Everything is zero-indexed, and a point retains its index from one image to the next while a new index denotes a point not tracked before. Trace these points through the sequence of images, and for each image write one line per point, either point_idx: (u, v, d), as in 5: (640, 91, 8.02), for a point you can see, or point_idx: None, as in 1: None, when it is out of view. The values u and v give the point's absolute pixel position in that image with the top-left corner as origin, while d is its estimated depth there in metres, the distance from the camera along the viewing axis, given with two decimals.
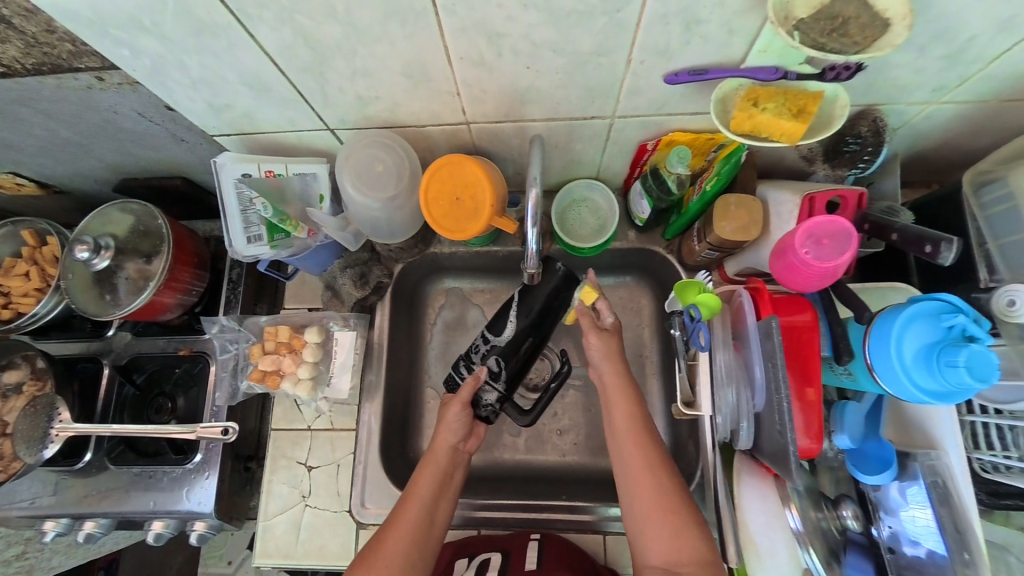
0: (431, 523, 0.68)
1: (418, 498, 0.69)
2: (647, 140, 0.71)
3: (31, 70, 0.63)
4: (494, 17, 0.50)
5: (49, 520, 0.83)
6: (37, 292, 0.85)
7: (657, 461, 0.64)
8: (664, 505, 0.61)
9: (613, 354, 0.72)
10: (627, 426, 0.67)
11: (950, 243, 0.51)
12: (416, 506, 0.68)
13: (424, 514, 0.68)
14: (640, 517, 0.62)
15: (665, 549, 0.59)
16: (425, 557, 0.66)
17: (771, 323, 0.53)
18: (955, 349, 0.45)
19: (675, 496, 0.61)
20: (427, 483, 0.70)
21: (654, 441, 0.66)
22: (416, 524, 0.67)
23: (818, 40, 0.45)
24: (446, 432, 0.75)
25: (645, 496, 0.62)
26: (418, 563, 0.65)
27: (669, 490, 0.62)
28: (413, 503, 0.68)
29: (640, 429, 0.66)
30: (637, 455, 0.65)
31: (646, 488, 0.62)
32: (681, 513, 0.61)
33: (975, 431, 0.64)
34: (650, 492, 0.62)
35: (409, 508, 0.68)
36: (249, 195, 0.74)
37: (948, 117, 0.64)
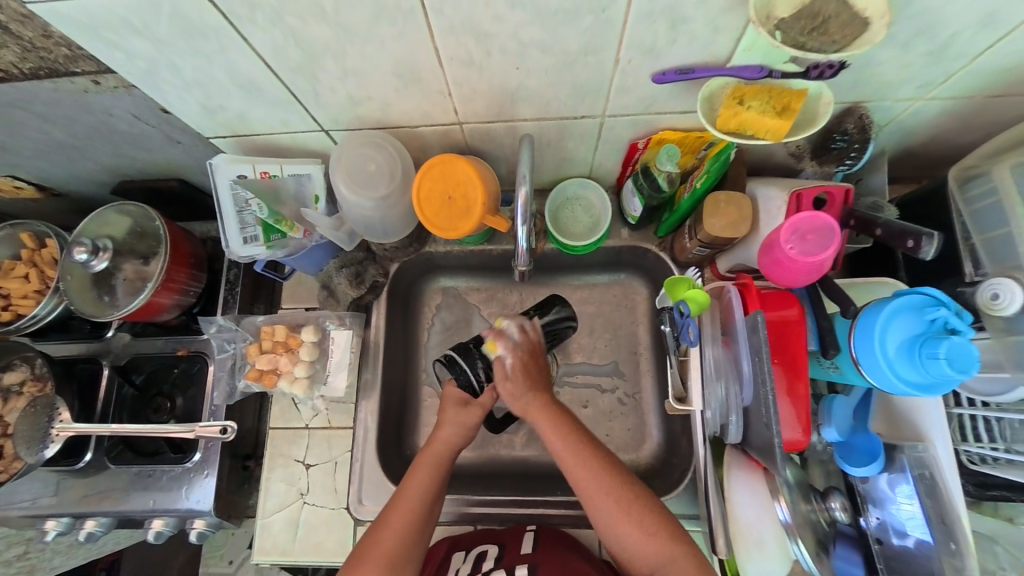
0: (425, 516, 0.69)
1: (412, 494, 0.69)
2: (638, 138, 0.72)
3: (28, 74, 0.64)
4: (482, 18, 0.51)
5: (50, 519, 0.84)
6: (37, 294, 0.86)
7: (606, 474, 0.64)
8: (626, 514, 0.62)
9: (526, 392, 0.71)
10: (565, 446, 0.66)
11: (931, 238, 0.52)
12: (410, 503, 0.68)
13: (419, 509, 0.68)
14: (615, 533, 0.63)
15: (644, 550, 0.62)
16: (416, 550, 0.68)
17: (756, 317, 0.54)
18: (937, 341, 0.46)
19: (633, 504, 0.63)
20: (423, 479, 0.70)
21: (593, 453, 0.66)
22: (410, 520, 0.67)
23: (798, 39, 0.46)
24: (447, 425, 0.73)
25: (602, 510, 0.63)
26: (407, 556, 0.66)
27: (628, 500, 0.63)
28: (408, 500, 0.69)
29: (576, 449, 0.66)
30: (583, 477, 0.64)
31: (603, 504, 0.63)
32: (647, 517, 0.62)
33: (963, 424, 0.64)
34: (609, 502, 0.63)
35: (404, 503, 0.68)
36: (245, 196, 0.74)
37: (934, 113, 0.64)
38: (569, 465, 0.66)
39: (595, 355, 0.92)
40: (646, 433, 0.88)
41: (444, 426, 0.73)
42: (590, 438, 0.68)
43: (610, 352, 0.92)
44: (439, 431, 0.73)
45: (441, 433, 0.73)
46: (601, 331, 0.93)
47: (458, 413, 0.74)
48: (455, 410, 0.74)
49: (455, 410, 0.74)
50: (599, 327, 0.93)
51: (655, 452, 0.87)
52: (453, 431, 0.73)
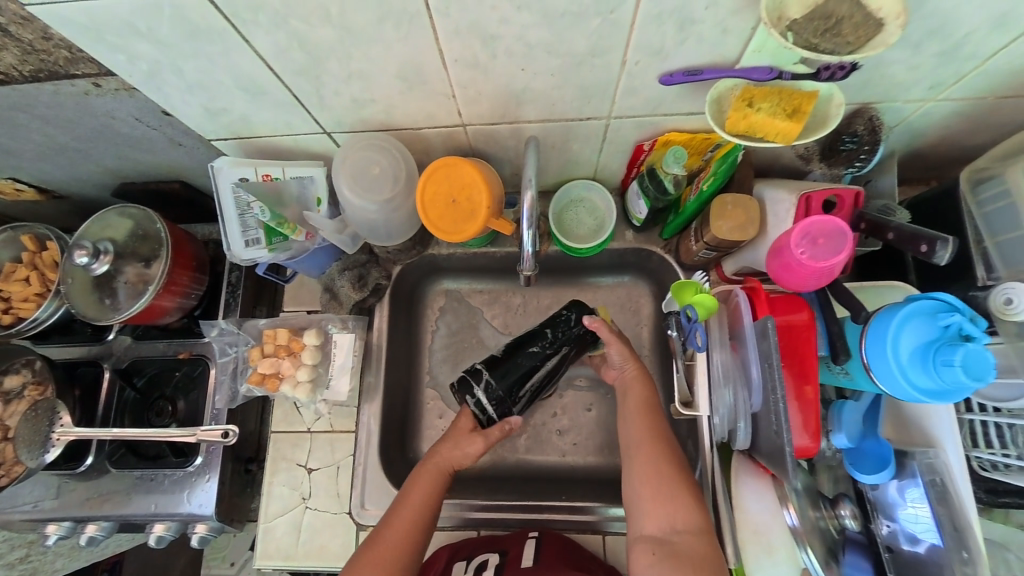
0: (419, 536, 0.68)
1: (411, 508, 0.69)
2: (644, 140, 0.71)
3: (28, 77, 0.63)
4: (488, 20, 0.50)
5: (51, 523, 0.84)
6: (38, 297, 0.85)
7: (659, 430, 0.67)
8: (659, 472, 0.63)
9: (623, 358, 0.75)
10: (641, 400, 0.71)
11: (946, 243, 0.51)
12: (408, 520, 0.68)
13: (415, 528, 0.68)
14: (642, 490, 0.63)
15: (666, 518, 0.60)
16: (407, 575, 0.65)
17: (766, 323, 0.53)
18: (952, 348, 0.46)
19: (672, 464, 0.64)
20: (423, 496, 0.70)
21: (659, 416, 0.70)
22: (406, 537, 0.67)
23: (811, 41, 0.45)
24: (451, 444, 0.74)
25: (642, 462, 0.65)
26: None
27: (667, 460, 0.64)
28: (405, 520, 0.68)
29: (648, 407, 0.70)
30: (641, 428, 0.68)
31: (644, 456, 0.65)
32: (677, 481, 0.62)
33: (974, 429, 0.63)
34: (647, 457, 0.65)
35: (401, 519, 0.68)
36: (246, 199, 0.74)
37: (944, 115, 0.64)
38: (634, 416, 0.70)
39: None
40: None
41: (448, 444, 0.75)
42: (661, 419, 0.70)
43: None
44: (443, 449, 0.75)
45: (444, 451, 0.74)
46: None
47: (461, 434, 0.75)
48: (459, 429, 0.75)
49: (459, 427, 0.75)
50: None
51: None
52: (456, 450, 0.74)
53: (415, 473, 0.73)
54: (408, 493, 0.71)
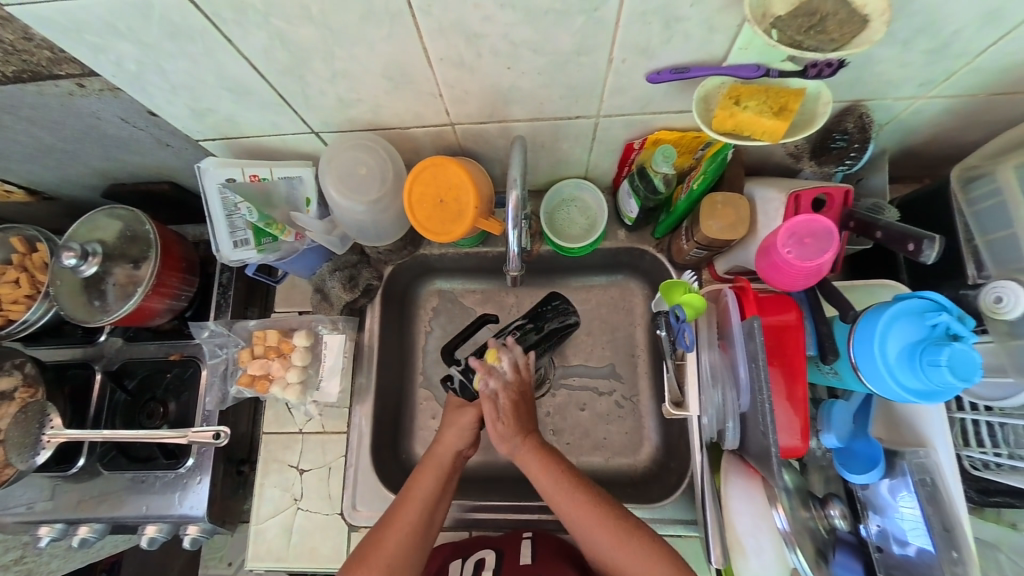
0: (428, 520, 0.68)
1: (417, 497, 0.69)
2: (633, 139, 0.71)
3: (12, 77, 0.63)
4: (472, 18, 0.50)
5: (43, 525, 0.84)
6: (27, 299, 0.85)
7: (591, 507, 0.64)
8: (625, 547, 0.62)
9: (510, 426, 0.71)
10: (554, 485, 0.66)
11: (933, 242, 0.51)
12: (415, 506, 0.68)
13: (422, 513, 0.68)
14: (615, 559, 0.62)
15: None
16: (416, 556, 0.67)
17: (753, 323, 0.53)
18: (938, 348, 0.45)
19: (631, 533, 0.63)
20: (429, 483, 0.70)
21: (582, 488, 0.66)
22: (414, 518, 0.67)
23: (795, 38, 0.45)
24: (449, 429, 0.75)
25: (602, 542, 0.63)
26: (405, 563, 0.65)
27: (627, 533, 0.63)
28: (410, 506, 0.68)
29: (569, 489, 0.66)
30: (575, 512, 0.65)
31: (599, 534, 0.63)
32: (643, 549, 0.62)
33: (965, 429, 0.63)
34: (607, 535, 0.63)
35: (408, 505, 0.68)
36: (234, 200, 0.73)
37: (936, 112, 0.63)
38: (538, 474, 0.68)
39: (592, 357, 0.91)
40: (644, 437, 0.87)
41: (447, 429, 0.75)
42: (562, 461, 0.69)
43: (608, 355, 0.91)
44: (444, 435, 0.75)
45: (445, 437, 0.74)
46: (598, 333, 0.92)
47: (460, 422, 0.75)
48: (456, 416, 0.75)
49: (457, 418, 0.75)
50: (596, 329, 0.92)
51: (653, 456, 0.86)
52: (454, 433, 0.74)
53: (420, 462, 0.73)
54: (413, 480, 0.71)
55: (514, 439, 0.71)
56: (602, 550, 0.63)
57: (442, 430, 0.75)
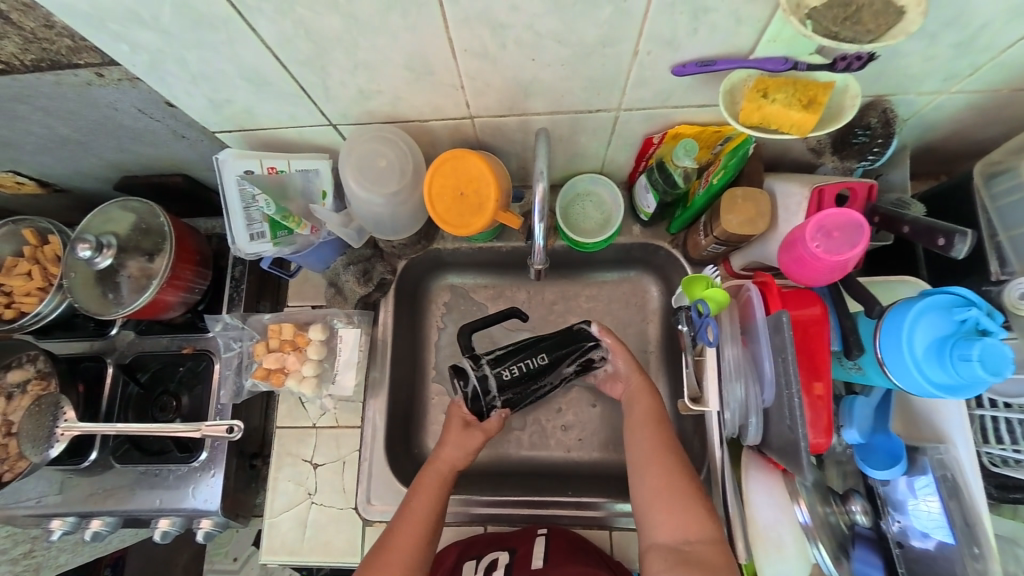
0: (429, 537, 0.68)
1: (417, 511, 0.69)
2: (653, 133, 0.70)
3: (29, 66, 0.62)
4: (499, 8, 0.49)
5: (55, 519, 0.83)
6: (40, 291, 0.85)
7: (662, 439, 0.67)
8: (672, 481, 0.62)
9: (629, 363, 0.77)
10: (645, 415, 0.71)
11: (964, 236, 0.50)
12: (416, 521, 0.68)
13: (422, 529, 0.67)
14: (658, 495, 0.62)
15: (677, 527, 0.59)
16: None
17: (780, 317, 0.52)
18: (968, 342, 0.45)
19: (683, 477, 0.63)
20: (428, 495, 0.70)
21: (664, 426, 0.69)
22: (412, 535, 0.67)
23: (830, 29, 0.44)
24: (448, 441, 0.74)
25: (652, 476, 0.64)
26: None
27: (678, 474, 0.63)
28: (410, 521, 0.68)
29: (655, 421, 0.70)
30: (645, 442, 0.68)
31: (656, 466, 0.64)
32: (689, 494, 0.61)
33: (984, 425, 0.63)
34: (659, 468, 0.64)
35: (409, 521, 0.68)
36: (251, 192, 0.74)
37: (958, 107, 0.63)
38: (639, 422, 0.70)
39: None
40: None
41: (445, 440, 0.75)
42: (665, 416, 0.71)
43: None
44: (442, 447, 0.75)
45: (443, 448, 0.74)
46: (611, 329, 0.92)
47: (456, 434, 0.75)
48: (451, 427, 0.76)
49: (464, 440, 0.74)
50: (609, 324, 0.92)
51: None
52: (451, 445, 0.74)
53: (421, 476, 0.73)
54: (414, 494, 0.71)
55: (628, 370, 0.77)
56: (647, 485, 0.64)
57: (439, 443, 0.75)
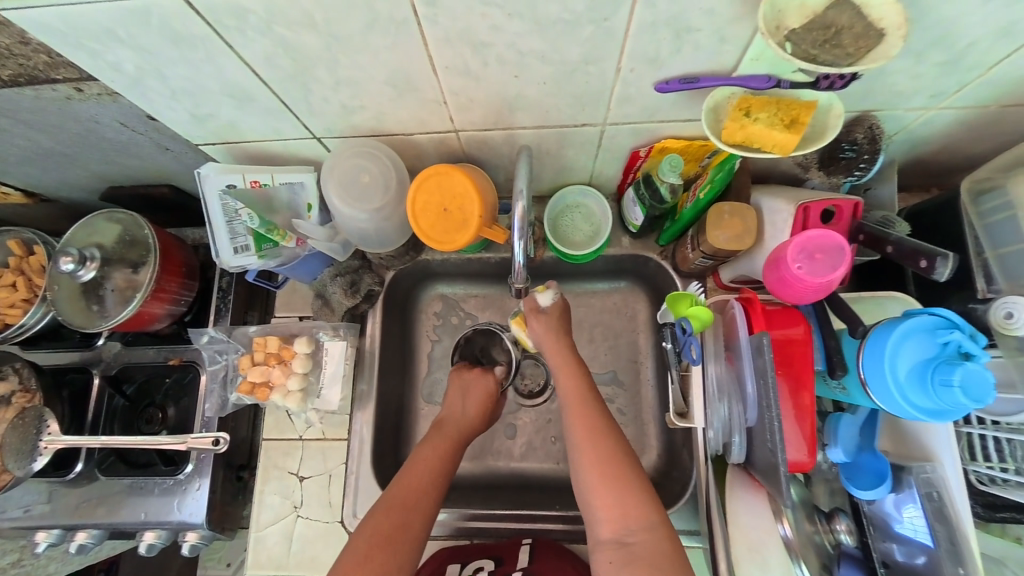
0: (434, 493, 0.69)
1: (426, 469, 0.71)
2: (640, 147, 0.70)
3: (8, 81, 0.62)
4: (478, 26, 0.49)
5: (41, 531, 0.83)
6: (25, 303, 0.84)
7: (595, 428, 0.67)
8: (608, 471, 0.63)
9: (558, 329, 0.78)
10: (575, 392, 0.72)
11: (945, 259, 0.50)
12: (434, 453, 0.73)
13: (430, 482, 0.70)
14: (593, 486, 0.63)
15: (617, 516, 0.61)
16: (418, 542, 0.65)
17: (761, 339, 0.52)
18: (950, 368, 0.44)
19: (623, 463, 0.64)
20: (438, 453, 0.74)
21: (595, 404, 0.70)
22: (420, 496, 0.68)
23: (810, 52, 0.44)
24: (461, 402, 0.81)
25: (587, 466, 0.65)
26: (417, 525, 0.66)
27: (615, 453, 0.65)
28: (426, 457, 0.73)
29: (584, 401, 0.70)
30: (579, 429, 0.68)
31: (588, 455, 0.65)
32: (629, 481, 0.62)
33: (972, 443, 0.62)
34: (597, 449, 0.65)
35: (417, 474, 0.70)
36: (235, 207, 0.73)
37: (946, 123, 0.62)
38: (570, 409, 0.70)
39: (594, 363, 0.91)
40: (647, 445, 0.87)
41: (460, 402, 0.81)
42: (598, 404, 0.71)
43: (611, 361, 0.91)
44: (454, 407, 0.81)
45: (455, 408, 0.80)
46: (601, 339, 0.92)
47: (470, 390, 0.82)
48: (470, 389, 0.82)
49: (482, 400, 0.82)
50: (599, 335, 0.92)
51: (656, 464, 0.85)
52: (465, 407, 0.81)
53: (430, 436, 0.77)
54: (419, 453, 0.74)
55: (548, 341, 0.77)
56: (587, 476, 0.64)
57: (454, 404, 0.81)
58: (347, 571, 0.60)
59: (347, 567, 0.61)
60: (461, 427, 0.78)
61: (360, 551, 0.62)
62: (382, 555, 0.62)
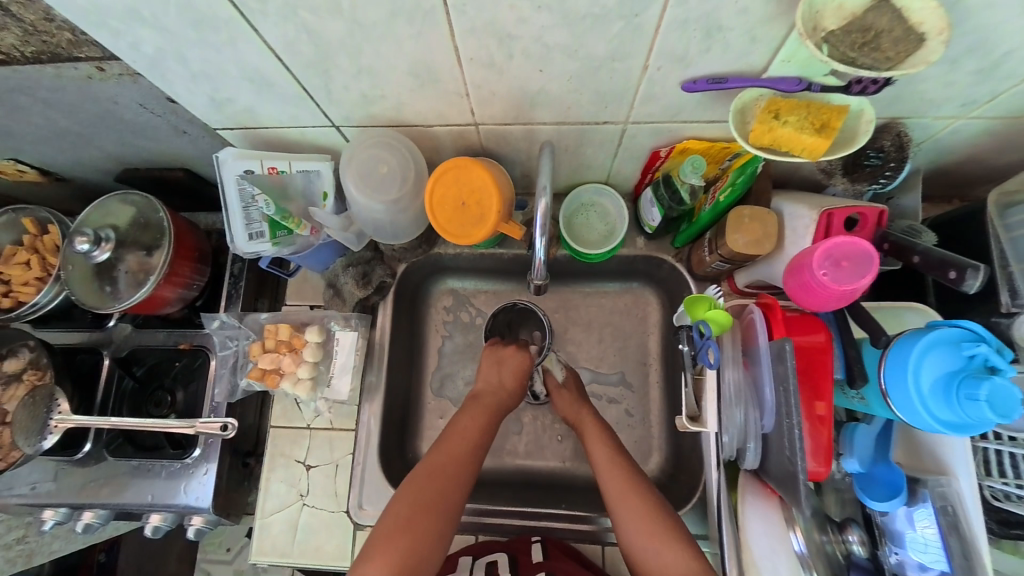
0: (471, 465, 0.70)
1: (458, 445, 0.71)
2: (660, 147, 0.69)
3: (30, 59, 0.62)
4: (506, 18, 0.48)
5: (48, 509, 0.84)
6: (38, 281, 0.85)
7: (631, 477, 0.68)
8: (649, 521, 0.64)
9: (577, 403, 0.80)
10: (603, 446, 0.72)
11: (977, 270, 0.49)
12: (469, 431, 0.73)
13: (466, 455, 0.70)
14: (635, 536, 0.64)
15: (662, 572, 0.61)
16: (458, 505, 0.67)
17: (783, 345, 0.51)
18: (976, 381, 0.44)
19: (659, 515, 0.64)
20: (476, 428, 0.73)
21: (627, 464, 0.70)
22: (458, 467, 0.69)
23: (848, 54, 0.43)
24: (504, 374, 0.79)
25: (626, 511, 0.65)
26: (450, 503, 0.66)
27: (657, 516, 0.64)
28: (460, 434, 0.72)
29: (614, 462, 0.70)
30: (614, 482, 0.68)
31: (629, 507, 0.65)
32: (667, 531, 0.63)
33: (988, 458, 0.61)
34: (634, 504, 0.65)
35: (452, 451, 0.70)
36: (251, 192, 0.72)
37: (975, 133, 0.61)
38: (597, 438, 0.74)
39: (603, 363, 0.90)
40: (653, 448, 0.86)
41: (503, 377, 0.79)
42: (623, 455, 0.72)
43: (619, 362, 0.90)
44: (495, 381, 0.79)
45: (498, 384, 0.79)
46: (610, 340, 0.91)
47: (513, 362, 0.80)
48: (505, 359, 0.80)
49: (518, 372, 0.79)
50: (609, 336, 0.91)
51: (662, 467, 0.85)
52: (504, 381, 0.79)
53: (466, 407, 0.76)
54: (455, 424, 0.74)
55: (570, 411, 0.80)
56: (626, 526, 0.65)
57: (493, 377, 0.79)
58: (385, 537, 0.62)
59: (389, 531, 0.62)
60: (497, 400, 0.77)
61: (401, 517, 0.63)
62: (422, 520, 0.63)
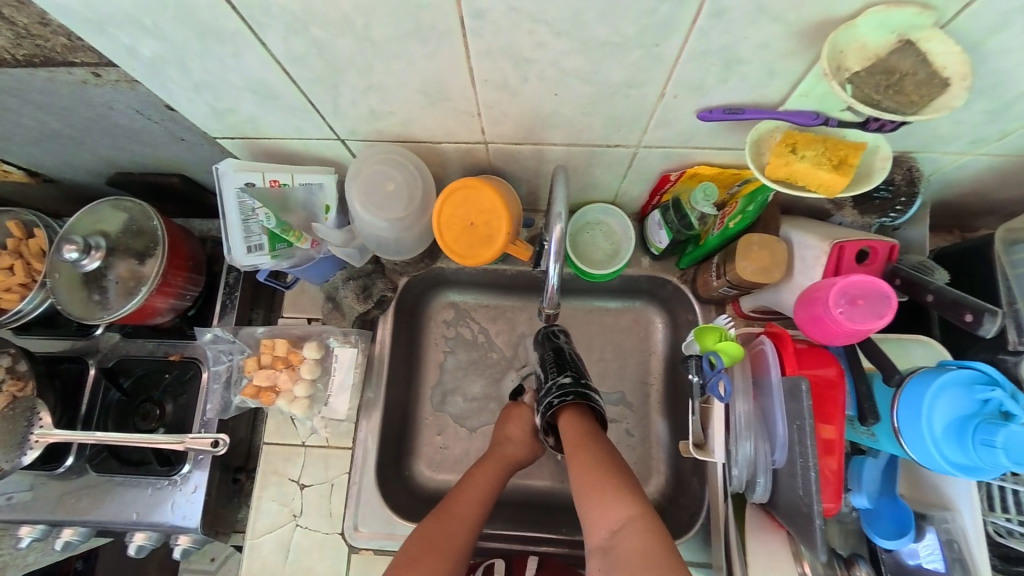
0: (479, 517, 0.70)
1: (473, 491, 0.72)
2: (670, 171, 0.68)
3: (21, 62, 0.59)
4: (523, 43, 0.47)
5: (24, 525, 0.80)
6: (22, 288, 0.81)
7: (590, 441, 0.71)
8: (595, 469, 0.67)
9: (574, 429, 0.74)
10: (574, 427, 0.74)
11: (993, 315, 0.50)
12: (482, 479, 0.74)
13: (478, 503, 0.71)
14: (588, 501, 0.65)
15: (604, 523, 0.62)
16: (465, 552, 0.67)
17: (799, 384, 0.50)
18: (992, 428, 0.44)
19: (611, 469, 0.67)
20: (483, 482, 0.74)
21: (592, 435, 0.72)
22: (467, 510, 0.70)
23: (873, 96, 0.43)
24: (511, 429, 0.81)
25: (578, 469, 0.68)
26: (455, 548, 0.66)
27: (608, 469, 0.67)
28: (469, 493, 0.72)
29: (580, 436, 0.72)
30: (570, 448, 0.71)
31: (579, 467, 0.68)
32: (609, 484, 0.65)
33: (991, 492, 0.61)
34: (585, 466, 0.68)
35: (462, 499, 0.71)
36: (251, 205, 0.70)
37: (981, 168, 0.62)
38: (570, 423, 0.75)
39: (604, 383, 0.89)
40: (653, 470, 0.86)
41: (510, 430, 0.81)
42: (593, 429, 0.74)
43: (620, 382, 0.89)
44: (504, 436, 0.81)
45: (505, 437, 0.81)
46: (611, 359, 0.91)
47: (520, 418, 0.82)
48: (510, 415, 0.83)
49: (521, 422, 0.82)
50: (610, 355, 0.91)
51: (662, 489, 0.84)
52: (510, 433, 0.81)
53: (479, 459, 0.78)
54: (472, 473, 0.75)
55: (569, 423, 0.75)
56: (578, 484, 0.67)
57: (502, 432, 0.82)
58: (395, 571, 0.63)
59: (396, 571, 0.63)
60: (509, 452, 0.79)
61: (412, 552, 0.65)
62: (432, 559, 0.65)
